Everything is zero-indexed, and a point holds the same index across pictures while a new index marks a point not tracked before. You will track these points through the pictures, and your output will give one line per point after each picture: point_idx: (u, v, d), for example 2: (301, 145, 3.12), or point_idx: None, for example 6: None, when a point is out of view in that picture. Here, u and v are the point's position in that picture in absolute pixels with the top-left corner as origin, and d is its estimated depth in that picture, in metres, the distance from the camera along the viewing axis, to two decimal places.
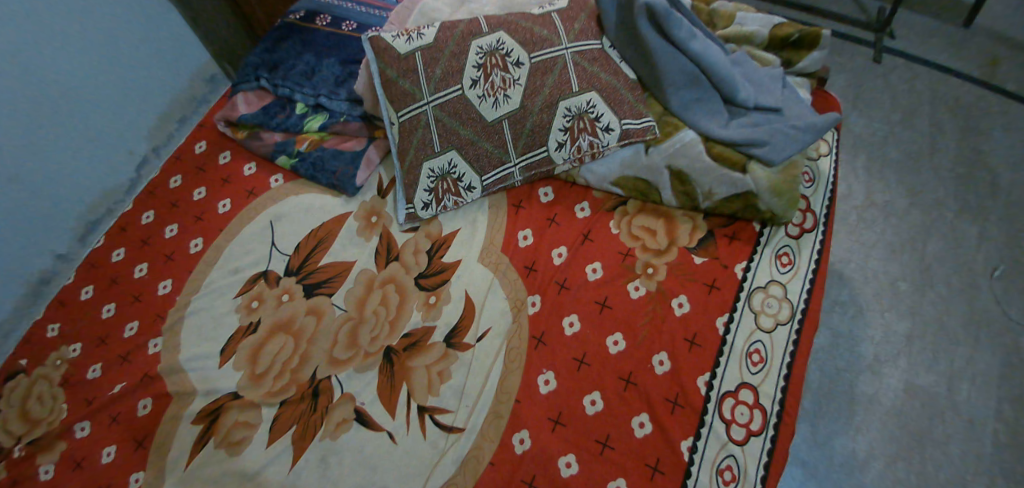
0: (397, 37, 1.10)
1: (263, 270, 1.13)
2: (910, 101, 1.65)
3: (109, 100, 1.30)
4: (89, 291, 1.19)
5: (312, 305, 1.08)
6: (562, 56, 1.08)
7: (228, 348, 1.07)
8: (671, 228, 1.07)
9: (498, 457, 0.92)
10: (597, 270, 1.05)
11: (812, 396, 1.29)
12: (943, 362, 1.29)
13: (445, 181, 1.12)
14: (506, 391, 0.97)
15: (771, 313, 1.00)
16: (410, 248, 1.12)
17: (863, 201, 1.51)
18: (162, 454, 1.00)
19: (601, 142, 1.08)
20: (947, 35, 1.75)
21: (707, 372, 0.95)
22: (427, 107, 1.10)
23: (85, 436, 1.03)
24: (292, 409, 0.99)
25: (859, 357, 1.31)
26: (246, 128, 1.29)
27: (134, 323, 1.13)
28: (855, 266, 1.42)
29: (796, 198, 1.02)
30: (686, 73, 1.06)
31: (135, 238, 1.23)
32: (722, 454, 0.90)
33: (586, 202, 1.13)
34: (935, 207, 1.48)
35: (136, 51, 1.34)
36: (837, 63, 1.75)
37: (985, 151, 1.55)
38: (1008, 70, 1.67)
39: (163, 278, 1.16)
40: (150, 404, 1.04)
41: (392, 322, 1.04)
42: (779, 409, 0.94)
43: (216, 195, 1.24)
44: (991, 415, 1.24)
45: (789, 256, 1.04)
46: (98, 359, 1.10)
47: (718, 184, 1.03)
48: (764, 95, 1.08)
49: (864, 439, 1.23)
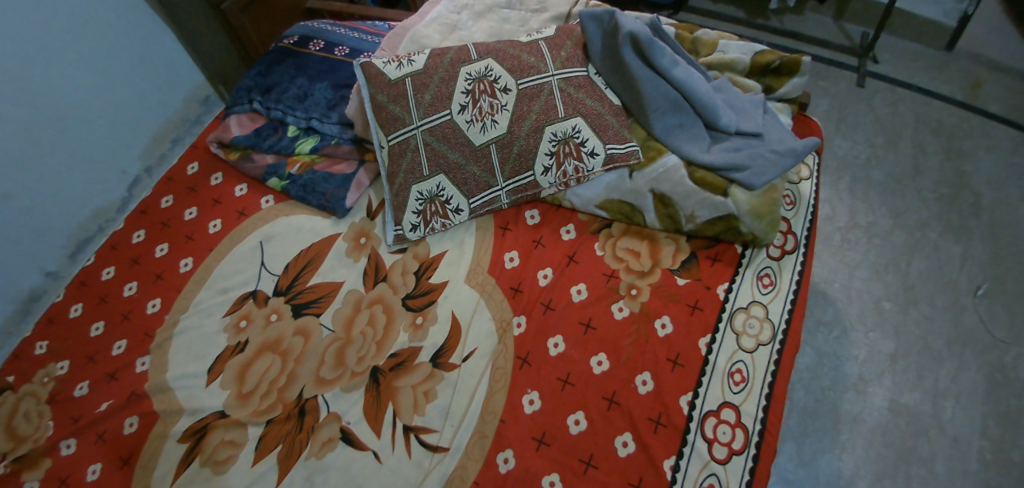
0: (387, 63, 1.13)
1: (252, 290, 1.15)
2: (893, 123, 1.69)
3: (104, 122, 1.33)
4: (79, 309, 1.20)
5: (300, 324, 1.09)
6: (549, 83, 1.11)
7: (216, 367, 1.07)
8: (654, 250, 1.10)
9: (483, 476, 0.93)
10: (581, 291, 1.07)
11: (797, 415, 1.30)
12: (929, 380, 1.31)
13: (433, 204, 1.14)
14: (491, 411, 0.98)
15: (752, 333, 1.01)
16: (398, 269, 1.14)
17: (847, 223, 1.54)
18: (147, 472, 1.00)
19: (586, 167, 1.11)
20: (929, 59, 1.80)
21: (690, 392, 0.96)
22: (417, 131, 1.12)
23: (71, 454, 1.03)
24: (278, 428, 1.00)
25: (843, 376, 1.33)
26: (238, 149, 1.31)
27: (123, 341, 1.13)
28: (840, 286, 1.44)
29: (776, 220, 1.04)
30: (669, 100, 1.09)
31: (126, 256, 1.24)
32: (704, 472, 0.91)
33: (571, 224, 1.16)
34: (919, 228, 1.51)
35: (134, 72, 1.37)
36: (820, 87, 1.80)
37: (968, 171, 1.59)
38: (989, 93, 1.71)
39: (153, 297, 1.17)
40: (137, 422, 1.04)
41: (380, 342, 1.06)
42: (761, 428, 0.95)
43: (207, 216, 1.26)
44: (977, 433, 1.25)
45: (770, 277, 1.07)
46: (86, 377, 1.11)
47: (700, 208, 1.06)
48: (745, 120, 1.11)
49: (850, 458, 1.24)
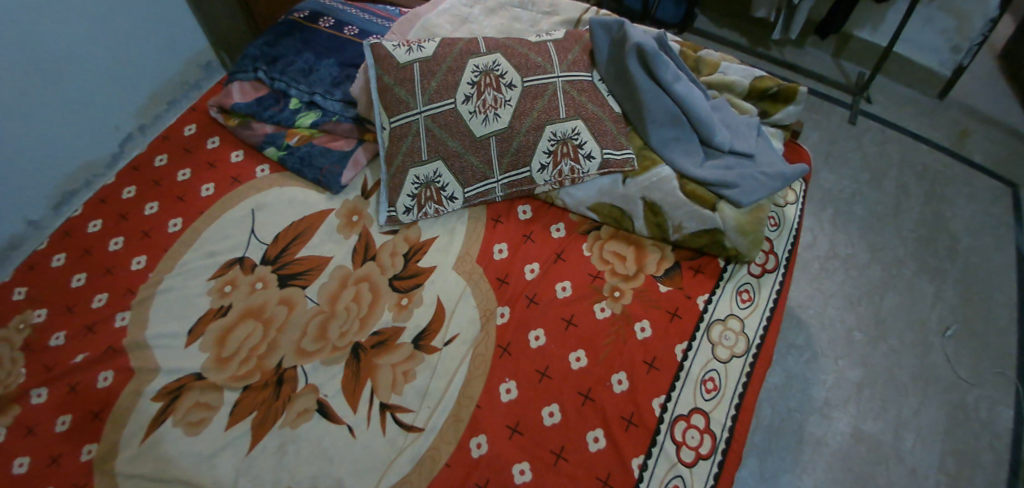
0: (397, 47, 1.15)
1: (239, 256, 1.15)
2: (879, 162, 1.75)
3: (103, 75, 1.34)
4: (61, 259, 1.19)
5: (285, 295, 1.10)
6: (554, 83, 1.14)
7: (197, 329, 1.07)
8: (640, 255, 1.12)
9: (454, 460, 0.94)
10: (565, 288, 1.09)
11: (762, 432, 1.33)
12: (891, 411, 1.35)
13: (428, 189, 1.15)
14: (468, 396, 0.99)
15: (727, 345, 1.04)
16: (387, 250, 1.15)
17: (826, 252, 1.58)
18: (118, 427, 0.99)
19: (581, 169, 1.13)
20: (921, 104, 1.87)
21: (662, 395, 0.99)
22: (420, 117, 1.14)
23: (41, 403, 1.02)
24: (254, 395, 1.00)
25: (810, 399, 1.37)
26: (238, 117, 1.32)
27: (103, 294, 1.13)
28: (813, 312, 1.49)
29: (760, 238, 1.08)
30: (667, 112, 1.12)
31: (114, 211, 1.24)
32: (671, 473, 0.93)
33: (562, 223, 1.18)
34: (896, 265, 1.56)
35: (136, 30, 1.38)
36: (813, 119, 1.85)
37: (948, 215, 1.65)
38: (975, 144, 1.78)
39: (138, 254, 1.17)
40: (111, 377, 1.03)
41: (363, 319, 1.07)
42: (728, 436, 0.98)
43: (200, 179, 1.26)
44: (934, 466, 1.29)
45: (749, 293, 1.10)
46: (63, 327, 1.10)
47: (688, 219, 1.09)
48: (739, 140, 1.14)
49: (810, 479, 1.27)
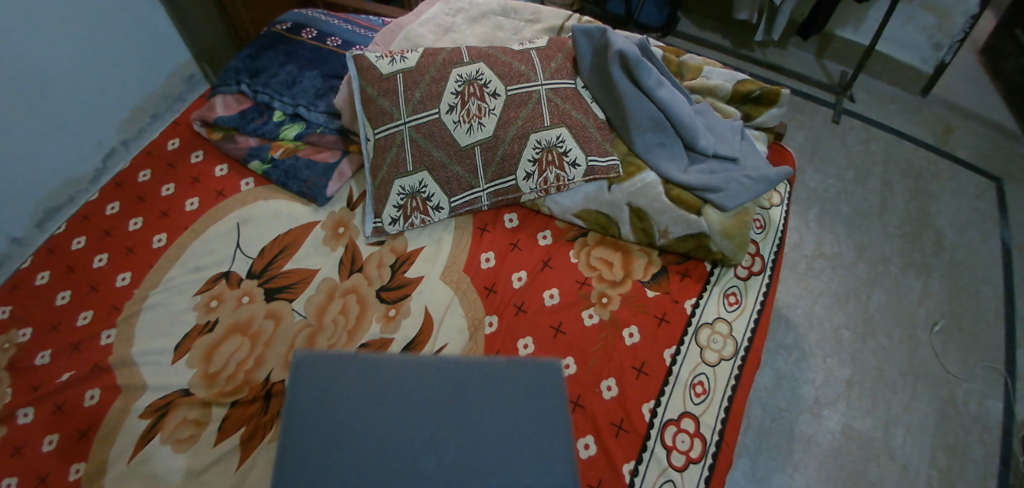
0: (380, 58, 1.16)
1: (225, 271, 1.15)
2: (864, 161, 1.76)
3: (85, 91, 1.33)
4: (45, 277, 1.18)
5: (271, 309, 1.09)
6: (537, 92, 1.15)
7: (183, 345, 1.07)
8: (627, 261, 1.13)
9: None
10: (553, 296, 1.09)
11: (753, 432, 1.34)
12: (881, 408, 1.36)
13: (414, 199, 1.15)
14: None
15: (715, 348, 1.05)
16: (374, 261, 1.15)
17: (813, 252, 1.59)
18: (105, 446, 0.98)
19: (566, 176, 1.14)
20: (905, 102, 1.89)
21: (652, 400, 0.99)
22: (404, 127, 1.14)
23: (26, 424, 1.01)
24: (242, 411, 1.00)
25: (800, 398, 1.37)
26: (222, 130, 1.32)
27: (89, 312, 1.12)
28: (801, 311, 1.50)
29: (745, 242, 1.08)
30: (651, 118, 1.13)
31: (99, 227, 1.23)
32: (662, 479, 0.94)
33: (548, 230, 1.19)
34: (882, 262, 1.57)
35: (118, 45, 1.38)
36: (798, 120, 1.87)
37: (934, 211, 1.66)
38: (959, 140, 1.80)
39: (124, 270, 1.17)
40: (97, 395, 1.03)
41: (351, 331, 1.06)
42: (718, 439, 0.98)
43: (185, 193, 1.26)
44: (924, 461, 1.30)
45: (736, 296, 1.11)
46: (49, 346, 1.09)
47: (674, 224, 1.09)
48: (722, 144, 1.15)
49: (802, 477, 1.28)
